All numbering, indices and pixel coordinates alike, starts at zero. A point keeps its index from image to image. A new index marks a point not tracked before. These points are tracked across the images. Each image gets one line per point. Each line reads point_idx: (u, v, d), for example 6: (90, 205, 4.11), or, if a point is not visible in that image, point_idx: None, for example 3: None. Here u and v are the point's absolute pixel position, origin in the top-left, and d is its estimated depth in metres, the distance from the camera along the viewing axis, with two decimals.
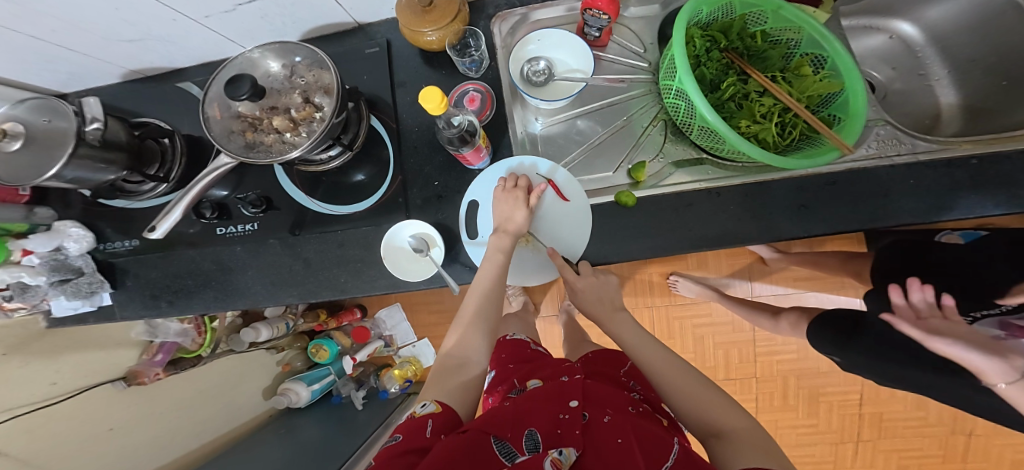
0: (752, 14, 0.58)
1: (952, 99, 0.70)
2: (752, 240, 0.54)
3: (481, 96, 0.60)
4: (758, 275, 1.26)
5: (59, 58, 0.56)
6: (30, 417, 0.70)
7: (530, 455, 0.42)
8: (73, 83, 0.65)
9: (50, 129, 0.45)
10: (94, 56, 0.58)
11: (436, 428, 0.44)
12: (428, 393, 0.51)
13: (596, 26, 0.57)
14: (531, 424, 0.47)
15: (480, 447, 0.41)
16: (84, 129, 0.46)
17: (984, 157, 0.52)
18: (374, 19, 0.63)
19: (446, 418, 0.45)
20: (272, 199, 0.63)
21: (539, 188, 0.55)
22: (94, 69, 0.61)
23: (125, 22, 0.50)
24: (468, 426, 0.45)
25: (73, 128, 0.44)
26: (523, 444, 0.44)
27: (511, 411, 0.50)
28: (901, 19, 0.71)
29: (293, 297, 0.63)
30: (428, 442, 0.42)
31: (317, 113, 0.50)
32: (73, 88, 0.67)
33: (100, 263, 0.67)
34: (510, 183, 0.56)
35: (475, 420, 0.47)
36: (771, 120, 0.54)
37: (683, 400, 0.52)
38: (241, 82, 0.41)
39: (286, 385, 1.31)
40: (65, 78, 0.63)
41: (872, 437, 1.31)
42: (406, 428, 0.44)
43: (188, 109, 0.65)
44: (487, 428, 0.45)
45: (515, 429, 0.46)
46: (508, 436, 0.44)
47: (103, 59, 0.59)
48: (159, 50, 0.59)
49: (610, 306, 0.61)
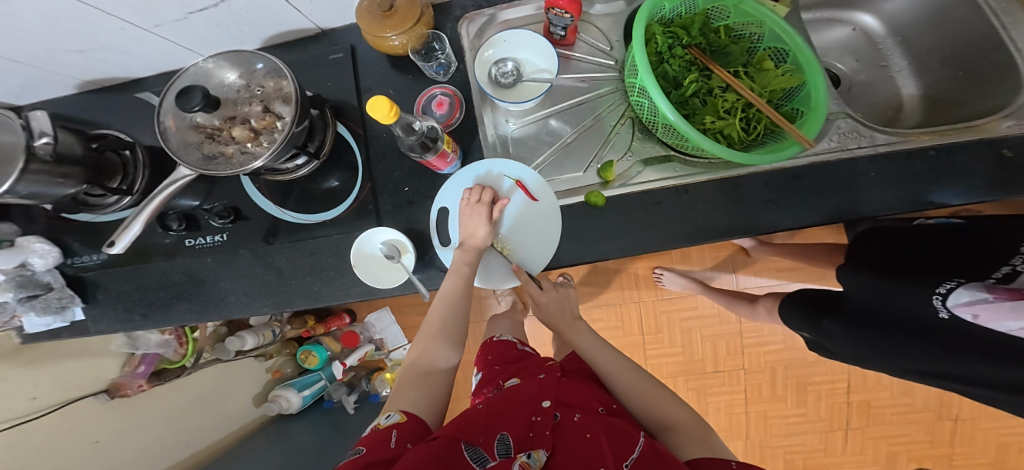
0: (714, 9, 0.58)
1: (912, 90, 0.71)
2: (720, 236, 0.54)
3: (449, 100, 0.60)
4: (742, 267, 1.27)
5: (8, 70, 0.55)
6: (7, 434, 0.69)
7: (501, 461, 0.42)
8: (27, 94, 0.64)
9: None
10: (45, 68, 0.57)
11: (403, 439, 0.44)
12: (396, 403, 0.51)
13: (560, 25, 0.57)
14: (503, 428, 0.46)
15: (449, 452, 0.40)
16: (33, 144, 0.45)
17: (941, 148, 0.52)
18: (336, 24, 0.62)
19: (412, 428, 0.46)
20: (241, 209, 0.63)
21: (501, 203, 0.55)
22: (47, 80, 0.61)
23: (72, 33, 0.50)
24: (439, 432, 0.44)
25: (22, 143, 0.44)
26: (495, 449, 0.43)
27: (484, 412, 0.49)
28: (863, 11, 0.72)
29: (267, 306, 0.63)
30: (393, 453, 0.42)
31: (277, 122, 0.50)
32: (27, 100, 0.66)
33: (70, 277, 0.66)
34: (475, 196, 0.56)
35: (447, 426, 0.46)
36: (735, 115, 0.55)
37: (640, 399, 0.57)
38: (191, 94, 0.41)
39: (275, 392, 1.30)
40: (18, 90, 0.62)
41: (861, 425, 1.33)
42: (370, 440, 0.43)
43: (149, 119, 0.64)
44: (459, 433, 0.44)
45: (488, 433, 0.45)
46: (480, 441, 0.44)
47: (54, 70, 0.58)
48: (112, 60, 0.58)
49: (568, 315, 0.68)
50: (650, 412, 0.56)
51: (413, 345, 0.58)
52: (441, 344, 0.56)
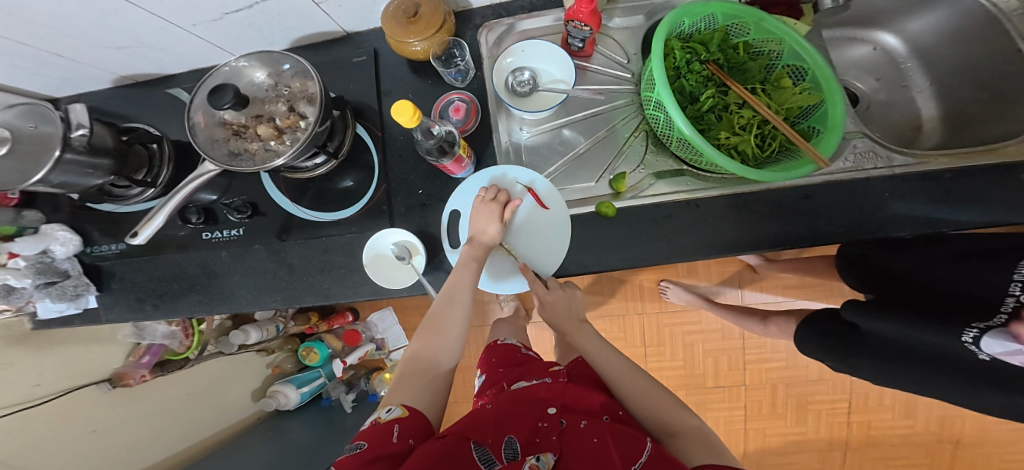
0: (733, 26, 0.59)
1: (932, 111, 0.72)
2: (729, 251, 0.55)
3: (466, 106, 0.61)
4: (749, 282, 1.27)
5: (48, 63, 0.57)
6: (9, 419, 0.70)
7: (509, 464, 0.42)
8: (65, 87, 0.66)
9: (37, 134, 0.46)
10: (82, 62, 0.58)
11: (406, 435, 0.44)
12: (398, 396, 0.51)
13: (579, 37, 0.58)
14: (511, 431, 0.47)
15: (456, 453, 0.41)
16: (70, 135, 0.46)
17: (958, 171, 0.53)
18: (362, 28, 0.64)
19: (413, 424, 0.46)
20: (258, 204, 0.64)
21: (514, 204, 0.56)
22: (85, 74, 0.62)
23: (114, 30, 0.51)
24: (446, 431, 0.45)
25: (59, 134, 0.45)
26: (503, 452, 0.44)
27: (492, 415, 0.50)
28: (886, 31, 0.73)
29: (277, 302, 0.64)
30: (396, 448, 0.42)
31: (301, 122, 0.51)
32: (65, 93, 0.68)
33: (87, 266, 0.67)
34: (490, 195, 0.57)
35: (453, 426, 0.47)
36: (750, 131, 0.56)
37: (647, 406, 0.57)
38: (223, 92, 0.42)
39: (274, 388, 1.30)
40: (56, 83, 0.64)
41: (860, 446, 1.32)
42: (371, 435, 0.44)
43: (177, 115, 0.65)
44: (466, 433, 0.45)
45: (496, 434, 0.46)
46: (486, 443, 0.44)
47: (94, 65, 0.60)
48: (149, 56, 0.60)
49: (574, 318, 0.68)
50: (657, 416, 0.56)
51: (414, 341, 0.58)
52: (449, 344, 0.57)
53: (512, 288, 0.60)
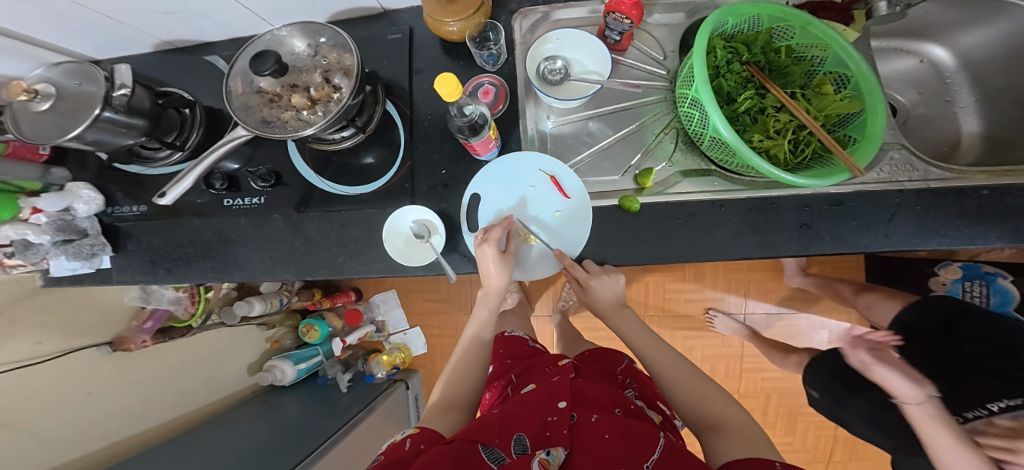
0: (779, 28, 0.59)
1: (974, 127, 0.71)
2: (750, 253, 0.55)
3: (495, 90, 0.61)
4: (754, 292, 1.29)
5: (94, 24, 0.59)
6: (5, 376, 0.66)
7: (517, 459, 0.43)
8: (109, 49, 0.68)
9: (80, 92, 0.47)
10: (129, 25, 0.61)
11: (418, 441, 0.47)
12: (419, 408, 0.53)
13: (618, 30, 0.57)
14: (519, 429, 0.47)
15: (466, 455, 0.42)
16: (112, 94, 0.47)
17: (995, 188, 0.53)
18: (398, 6, 0.63)
19: (426, 434, 0.48)
20: (282, 174, 0.63)
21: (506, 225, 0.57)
22: (129, 38, 0.65)
23: None
24: (453, 436, 0.45)
25: (102, 93, 0.46)
26: (511, 448, 0.45)
27: (500, 416, 0.50)
28: (935, 43, 0.72)
29: (290, 273, 0.64)
30: (407, 454, 0.45)
31: (334, 94, 0.51)
32: (107, 55, 0.70)
33: (106, 226, 0.67)
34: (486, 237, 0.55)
35: (460, 431, 0.47)
36: (785, 136, 0.56)
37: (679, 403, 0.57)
38: (265, 58, 0.42)
39: (271, 362, 1.27)
40: (101, 44, 0.66)
41: (843, 460, 1.34)
42: (387, 451, 0.47)
43: (212, 81, 0.66)
44: (474, 435, 0.46)
45: (503, 435, 0.46)
46: (496, 443, 0.45)
47: (139, 29, 0.62)
48: (192, 22, 0.62)
49: (616, 305, 0.64)
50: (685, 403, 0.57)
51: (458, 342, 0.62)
52: (485, 321, 0.62)
53: (541, 276, 0.61)
